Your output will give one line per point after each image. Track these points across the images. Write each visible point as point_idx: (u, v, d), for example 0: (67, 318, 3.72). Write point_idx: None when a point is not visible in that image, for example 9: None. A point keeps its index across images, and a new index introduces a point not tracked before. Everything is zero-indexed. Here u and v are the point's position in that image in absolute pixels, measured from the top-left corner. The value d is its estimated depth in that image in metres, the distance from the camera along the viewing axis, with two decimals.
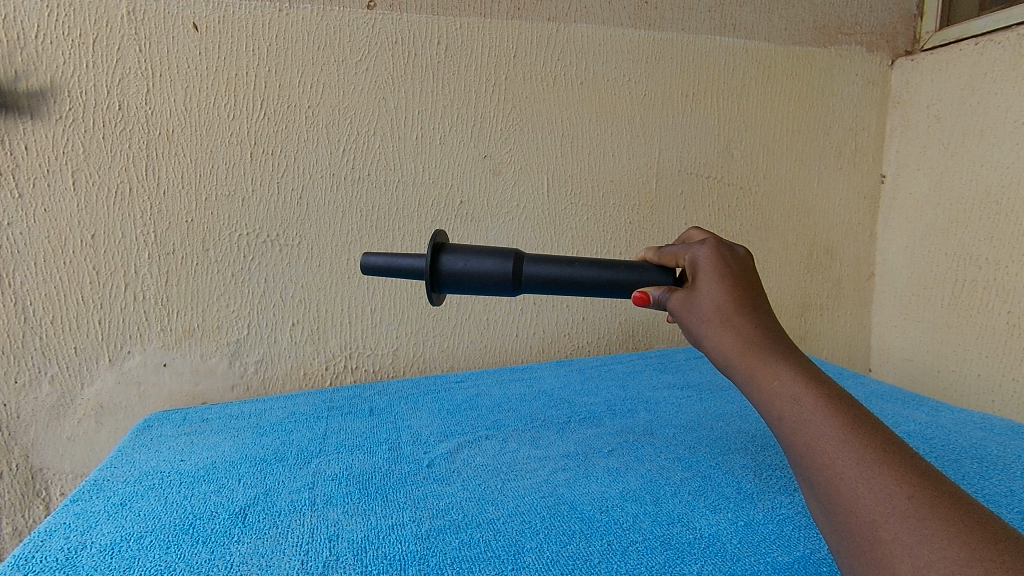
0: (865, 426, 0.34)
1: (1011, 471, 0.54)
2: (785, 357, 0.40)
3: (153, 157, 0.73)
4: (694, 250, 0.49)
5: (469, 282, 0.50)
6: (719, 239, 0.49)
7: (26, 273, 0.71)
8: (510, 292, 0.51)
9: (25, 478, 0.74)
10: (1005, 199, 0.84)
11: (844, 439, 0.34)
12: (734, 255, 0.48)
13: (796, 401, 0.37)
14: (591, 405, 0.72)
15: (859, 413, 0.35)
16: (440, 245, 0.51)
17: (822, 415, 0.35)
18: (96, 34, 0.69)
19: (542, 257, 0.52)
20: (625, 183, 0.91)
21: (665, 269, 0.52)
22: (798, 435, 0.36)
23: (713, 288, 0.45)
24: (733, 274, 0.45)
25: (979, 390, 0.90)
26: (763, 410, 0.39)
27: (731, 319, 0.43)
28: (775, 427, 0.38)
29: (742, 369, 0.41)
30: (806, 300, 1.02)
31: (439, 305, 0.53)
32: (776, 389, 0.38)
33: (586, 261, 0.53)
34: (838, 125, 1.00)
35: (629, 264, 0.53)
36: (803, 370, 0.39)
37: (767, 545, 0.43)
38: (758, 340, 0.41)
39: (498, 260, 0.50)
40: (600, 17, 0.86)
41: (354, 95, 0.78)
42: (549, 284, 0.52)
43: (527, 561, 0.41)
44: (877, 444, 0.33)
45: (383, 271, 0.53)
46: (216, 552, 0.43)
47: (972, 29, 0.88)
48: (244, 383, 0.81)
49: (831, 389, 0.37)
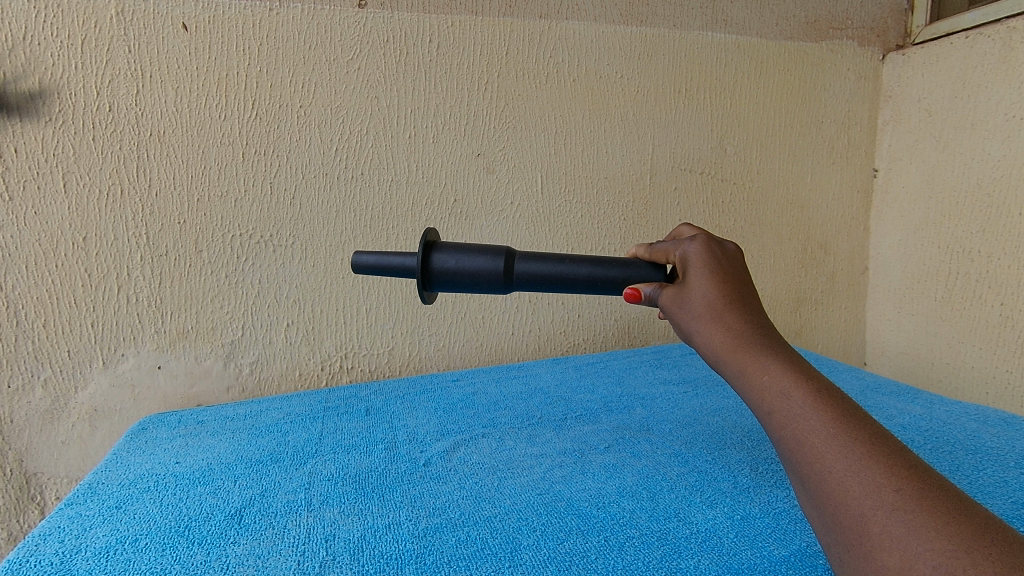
0: (854, 420, 0.34)
1: (1004, 461, 0.54)
2: (775, 352, 0.40)
3: (145, 158, 0.73)
4: (684, 246, 0.49)
5: (461, 281, 0.50)
6: (709, 234, 0.49)
7: (17, 276, 0.70)
8: (502, 290, 0.51)
9: (19, 483, 0.74)
10: (996, 191, 0.85)
11: (834, 433, 0.34)
12: (723, 251, 0.47)
13: (784, 396, 0.37)
14: (587, 402, 0.72)
15: (848, 407, 0.35)
16: (431, 243, 0.51)
17: (812, 409, 0.35)
18: (85, 35, 0.69)
19: (533, 254, 0.52)
20: (619, 179, 0.91)
21: (657, 265, 0.52)
22: (786, 430, 0.36)
23: (703, 284, 0.44)
24: (723, 270, 0.45)
25: (973, 382, 0.90)
26: (753, 404, 0.39)
27: (722, 315, 0.43)
28: (765, 421, 0.38)
29: (732, 364, 0.41)
30: (801, 295, 1.03)
31: (432, 304, 0.52)
32: (766, 384, 0.38)
33: (578, 258, 0.53)
34: (831, 120, 1.00)
35: (620, 260, 0.53)
36: (793, 365, 0.39)
37: (762, 538, 0.43)
38: (748, 335, 0.41)
39: (490, 258, 0.50)
40: (591, 13, 0.86)
41: (346, 95, 0.78)
42: (541, 282, 0.52)
43: (524, 558, 0.41)
44: (866, 437, 0.33)
45: (375, 270, 0.52)
46: (212, 553, 0.43)
47: (961, 23, 0.89)
48: (240, 384, 0.81)
49: (821, 383, 0.37)
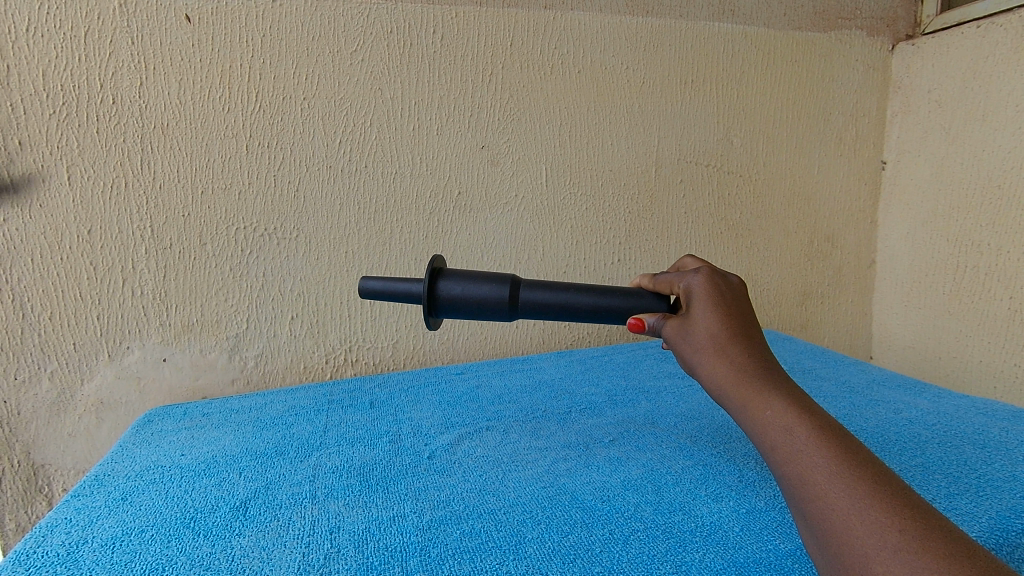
0: (858, 459, 0.35)
1: (1013, 456, 0.54)
2: (778, 387, 0.41)
3: (149, 151, 0.73)
4: (688, 278, 0.48)
5: (466, 307, 0.51)
6: (713, 266, 0.49)
7: (23, 269, 0.71)
8: (506, 317, 0.52)
9: (27, 474, 0.74)
10: (1007, 184, 0.84)
11: (837, 471, 0.34)
12: (727, 283, 0.47)
13: (788, 432, 0.37)
14: (591, 396, 0.72)
15: (852, 445, 0.36)
16: (438, 270, 0.53)
17: (815, 447, 0.36)
18: (88, 27, 0.68)
19: (538, 282, 0.53)
20: (624, 172, 0.90)
21: (660, 295, 0.52)
22: (790, 466, 0.36)
23: (708, 318, 0.45)
24: (727, 302, 0.45)
25: (980, 376, 0.90)
26: (757, 438, 0.39)
27: (725, 349, 0.43)
28: (768, 455, 0.38)
29: (735, 398, 0.41)
30: (807, 289, 1.02)
31: (437, 329, 0.53)
32: (769, 419, 0.39)
33: (582, 287, 0.53)
34: (839, 112, 0.99)
35: (624, 290, 0.53)
36: (796, 401, 0.39)
37: (768, 532, 0.43)
38: (750, 370, 0.42)
39: (495, 286, 0.51)
40: (596, 4, 0.85)
41: (350, 87, 0.78)
42: (545, 311, 0.52)
43: (528, 551, 0.41)
44: (869, 476, 0.33)
45: (381, 294, 0.53)
46: (217, 545, 0.43)
47: (972, 12, 0.87)
48: (244, 377, 0.81)
49: (823, 420, 0.38)
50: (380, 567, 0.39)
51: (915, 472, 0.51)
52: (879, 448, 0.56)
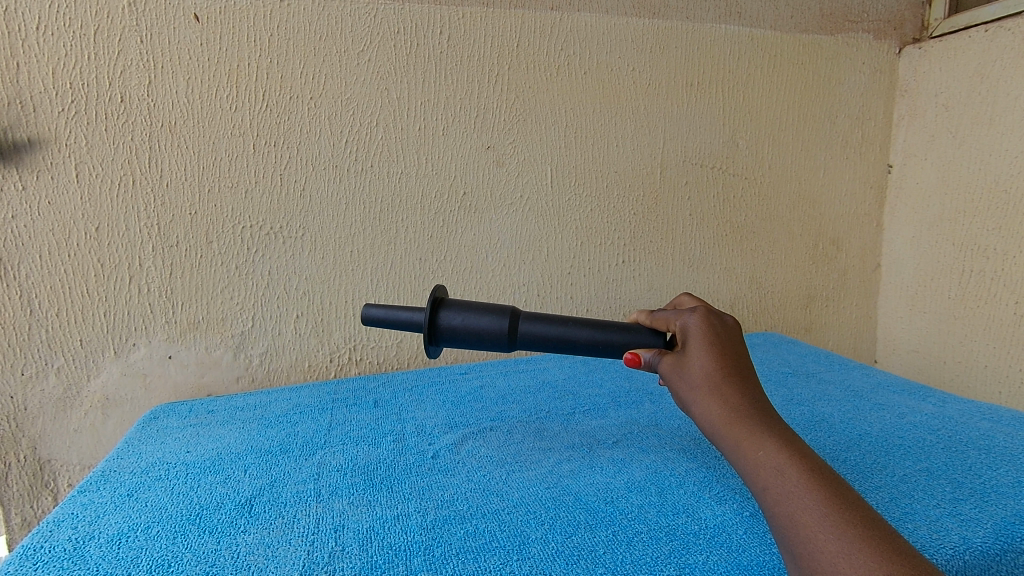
0: (848, 503, 0.35)
1: (1018, 462, 0.54)
2: (771, 429, 0.42)
3: (156, 149, 0.73)
4: (684, 317, 0.51)
5: (466, 338, 0.53)
6: (709, 307, 0.52)
7: (31, 266, 0.71)
8: (505, 349, 0.54)
9: (33, 469, 0.75)
10: (1013, 188, 0.83)
11: (826, 512, 0.35)
12: (722, 324, 0.50)
13: (779, 472, 0.38)
14: (595, 397, 0.72)
15: (841, 488, 0.37)
16: (440, 301, 0.55)
17: (806, 488, 0.37)
18: (97, 26, 0.69)
19: (537, 315, 0.55)
20: (628, 173, 0.90)
21: (658, 331, 0.54)
22: (781, 506, 0.37)
23: (702, 357, 0.47)
24: (721, 343, 0.48)
25: (986, 381, 0.89)
26: (749, 478, 0.40)
27: (719, 388, 0.45)
28: (759, 495, 0.39)
29: (728, 438, 0.42)
30: (812, 292, 1.02)
31: (438, 358, 0.56)
32: (761, 460, 0.40)
33: (580, 320, 0.55)
34: (845, 114, 0.99)
35: (621, 325, 0.55)
36: (788, 443, 0.40)
37: (771, 535, 0.42)
38: (744, 410, 0.43)
39: (495, 318, 0.53)
40: (604, 6, 0.85)
41: (356, 87, 0.78)
42: (543, 342, 0.54)
43: (532, 552, 0.41)
44: (858, 520, 0.34)
45: (382, 322, 0.56)
46: (222, 541, 0.43)
47: (982, 15, 0.87)
48: (249, 375, 0.81)
49: (812, 463, 0.39)
50: (383, 566, 0.40)
51: (921, 477, 0.51)
52: (884, 452, 0.56)
